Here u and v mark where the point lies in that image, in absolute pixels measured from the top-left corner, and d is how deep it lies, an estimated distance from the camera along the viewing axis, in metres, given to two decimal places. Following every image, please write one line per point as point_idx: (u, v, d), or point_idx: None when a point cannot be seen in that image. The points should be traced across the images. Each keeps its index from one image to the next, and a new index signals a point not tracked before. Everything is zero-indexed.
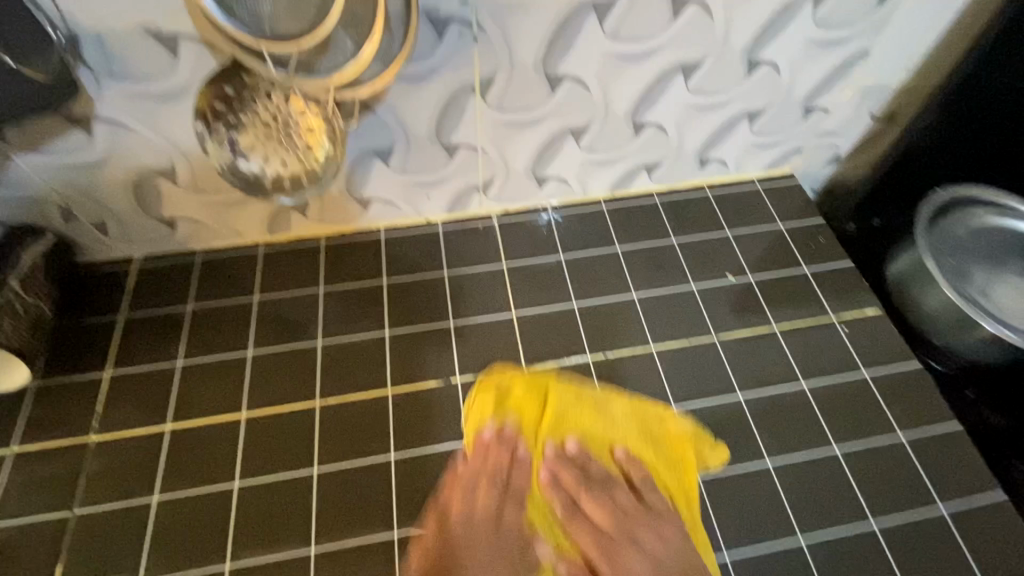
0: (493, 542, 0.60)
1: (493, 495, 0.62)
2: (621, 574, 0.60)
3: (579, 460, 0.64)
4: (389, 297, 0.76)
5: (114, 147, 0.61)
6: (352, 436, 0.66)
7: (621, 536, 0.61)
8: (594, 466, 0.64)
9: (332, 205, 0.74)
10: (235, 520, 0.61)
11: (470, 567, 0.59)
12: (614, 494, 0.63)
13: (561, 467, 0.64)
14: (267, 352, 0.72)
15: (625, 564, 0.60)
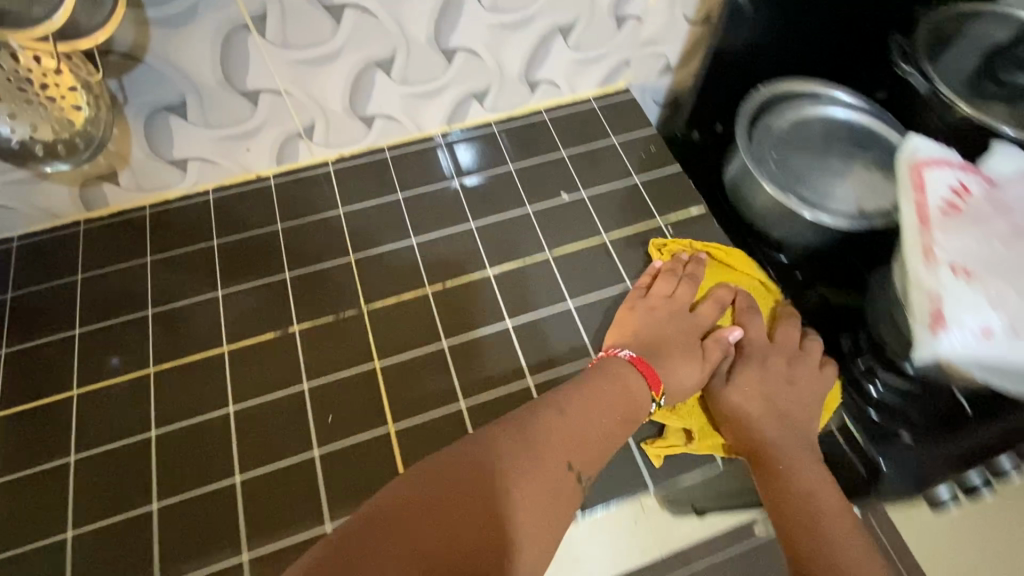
0: (675, 346, 0.67)
1: (671, 316, 0.69)
2: (759, 402, 0.65)
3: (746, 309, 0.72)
4: (222, 257, 0.74)
5: None
6: (186, 397, 0.65)
7: (781, 402, 0.66)
8: (761, 321, 0.72)
9: (145, 171, 0.72)
10: (77, 496, 0.60)
11: (668, 371, 0.65)
12: (782, 350, 0.70)
13: (746, 310, 0.72)
14: (97, 328, 0.69)
15: (773, 395, 0.66)
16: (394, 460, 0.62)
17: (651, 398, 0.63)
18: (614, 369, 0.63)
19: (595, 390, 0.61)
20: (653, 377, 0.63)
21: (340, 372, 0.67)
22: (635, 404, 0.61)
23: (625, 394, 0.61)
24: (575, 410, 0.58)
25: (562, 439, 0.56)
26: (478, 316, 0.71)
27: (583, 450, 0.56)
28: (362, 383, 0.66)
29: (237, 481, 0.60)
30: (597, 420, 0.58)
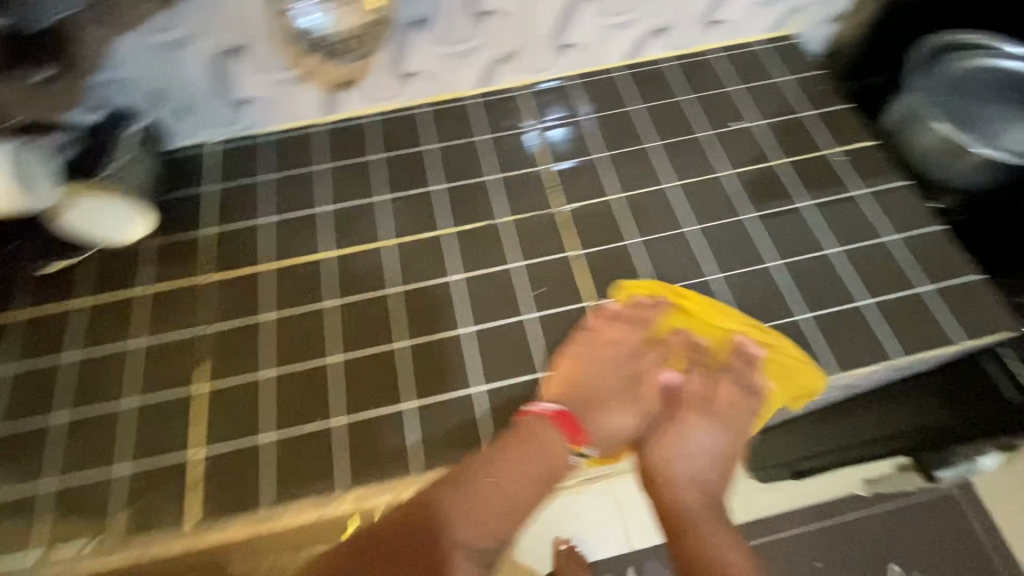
0: (603, 390, 0.72)
1: (617, 359, 0.72)
2: (669, 469, 0.67)
3: (608, 368, 0.72)
4: (437, 160, 0.85)
5: (203, 21, 0.70)
6: (419, 266, 0.77)
7: (687, 453, 0.68)
8: (614, 377, 0.72)
9: (380, 79, 0.83)
10: (338, 331, 0.73)
11: (594, 425, 0.70)
12: (654, 407, 0.72)
13: (657, 354, 0.73)
14: (343, 209, 0.82)
15: (687, 465, 0.67)
16: (595, 328, 0.73)
17: (573, 451, 0.68)
18: (526, 429, 0.66)
19: (491, 470, 0.64)
20: (570, 425, 0.68)
21: (544, 255, 0.77)
22: (563, 463, 0.67)
23: (524, 455, 0.65)
24: (482, 486, 0.63)
25: (470, 513, 0.62)
26: (660, 222, 0.79)
27: (482, 528, 0.63)
28: (560, 267, 0.76)
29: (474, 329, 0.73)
30: (535, 484, 0.65)
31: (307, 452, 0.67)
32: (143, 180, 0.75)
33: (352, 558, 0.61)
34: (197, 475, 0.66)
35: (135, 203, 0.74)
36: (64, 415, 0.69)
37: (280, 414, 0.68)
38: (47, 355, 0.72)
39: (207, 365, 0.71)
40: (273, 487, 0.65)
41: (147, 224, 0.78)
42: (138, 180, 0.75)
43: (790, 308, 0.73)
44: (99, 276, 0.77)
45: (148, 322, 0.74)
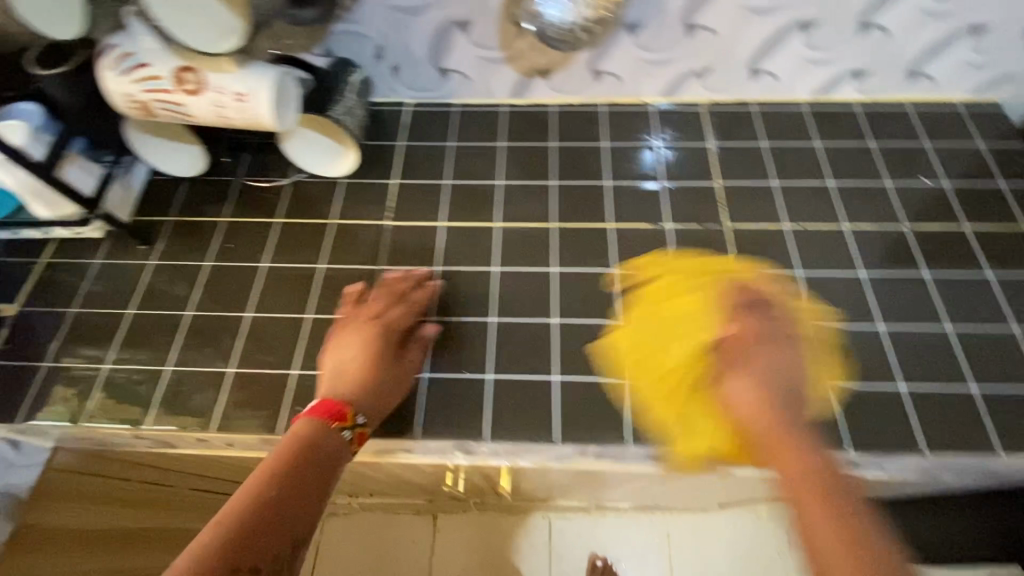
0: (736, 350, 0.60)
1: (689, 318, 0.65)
2: (761, 388, 0.57)
3: (344, 367, 0.64)
4: (611, 157, 0.86)
5: None
6: (579, 252, 0.78)
7: (780, 374, 0.58)
8: (346, 371, 0.64)
9: (574, 73, 0.86)
10: (497, 294, 0.75)
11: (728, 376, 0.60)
12: (377, 354, 0.65)
13: (387, 325, 0.68)
14: (515, 185, 0.85)
15: (767, 374, 0.58)
16: None
17: (340, 429, 0.58)
18: (291, 440, 0.56)
19: (271, 482, 0.51)
20: (335, 411, 0.59)
21: None
22: (333, 449, 0.57)
23: (308, 470, 0.53)
24: (233, 519, 0.48)
25: (246, 532, 0.47)
26: (831, 262, 0.76)
27: (264, 543, 0.48)
28: None
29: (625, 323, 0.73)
30: (292, 514, 0.50)
31: (452, 400, 0.69)
32: (362, 120, 0.82)
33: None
34: None
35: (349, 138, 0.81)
36: (241, 313, 0.75)
37: (433, 359, 0.71)
38: (232, 258, 0.79)
39: None
40: (417, 424, 0.68)
41: (355, 159, 0.83)
42: (359, 118, 0.82)
43: (964, 377, 0.68)
44: (295, 200, 0.83)
45: (331, 249, 0.79)
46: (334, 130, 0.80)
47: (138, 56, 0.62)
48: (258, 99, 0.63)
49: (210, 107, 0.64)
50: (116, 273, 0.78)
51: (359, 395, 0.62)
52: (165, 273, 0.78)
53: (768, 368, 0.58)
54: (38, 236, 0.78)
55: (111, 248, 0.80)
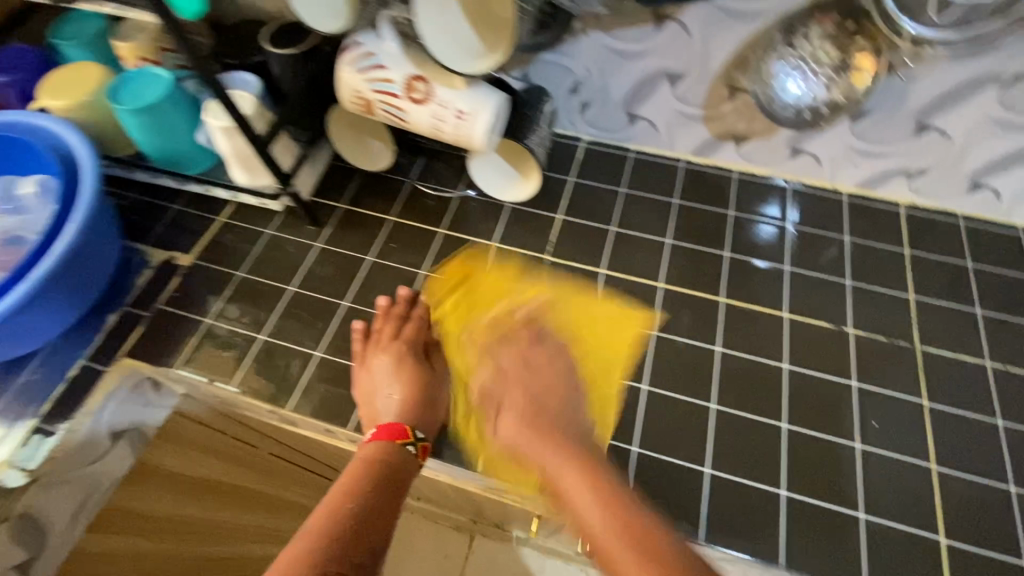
0: (507, 387, 0.60)
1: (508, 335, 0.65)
2: (517, 387, 0.59)
3: (388, 392, 0.64)
4: (792, 241, 0.81)
5: (667, 45, 0.73)
6: (746, 336, 0.73)
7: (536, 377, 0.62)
8: (394, 393, 0.64)
9: (771, 145, 0.82)
10: (651, 359, 0.72)
11: (499, 424, 0.58)
12: (414, 369, 0.66)
13: (409, 342, 0.68)
14: (683, 247, 0.81)
15: (520, 381, 0.60)
16: (928, 496, 0.63)
17: (404, 446, 0.58)
18: (358, 463, 0.54)
19: (350, 495, 0.50)
20: (393, 431, 0.59)
21: (888, 389, 0.69)
22: (400, 467, 0.55)
23: (384, 484, 0.52)
24: (321, 526, 0.46)
25: (337, 534, 0.45)
26: None
27: (353, 548, 0.45)
28: (908, 410, 0.68)
29: (788, 429, 0.67)
30: (373, 521, 0.48)
31: None
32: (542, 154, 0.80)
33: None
34: None
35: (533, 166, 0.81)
36: None
37: None
38: (394, 260, 0.80)
39: None
40: None
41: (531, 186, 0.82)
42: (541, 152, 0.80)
43: None
44: (461, 215, 0.84)
45: (489, 272, 0.79)
46: (515, 158, 0.82)
47: (378, 57, 0.62)
48: (478, 118, 0.63)
49: (430, 118, 0.65)
50: (285, 249, 0.81)
51: (415, 416, 0.62)
52: (329, 259, 0.80)
53: (536, 387, 0.59)
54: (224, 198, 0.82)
55: (283, 223, 0.83)
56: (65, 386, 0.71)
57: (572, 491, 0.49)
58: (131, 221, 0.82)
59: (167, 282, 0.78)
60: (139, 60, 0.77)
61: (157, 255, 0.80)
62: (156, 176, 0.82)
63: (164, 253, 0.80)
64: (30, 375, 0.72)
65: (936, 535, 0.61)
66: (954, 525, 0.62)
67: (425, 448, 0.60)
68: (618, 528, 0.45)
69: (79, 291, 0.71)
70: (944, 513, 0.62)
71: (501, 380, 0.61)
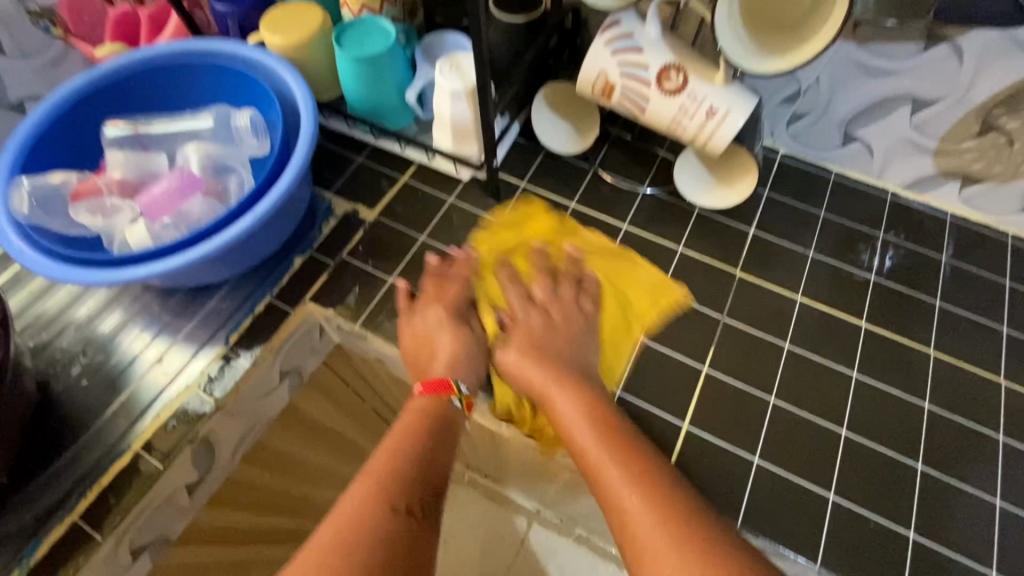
0: (562, 322, 0.66)
1: (569, 281, 0.69)
2: (529, 361, 0.62)
3: (437, 343, 0.67)
4: (1012, 299, 0.74)
5: (927, 68, 0.68)
6: (959, 395, 0.66)
7: (577, 353, 0.64)
8: (442, 348, 0.66)
9: (1005, 191, 0.74)
10: (853, 403, 0.65)
11: (509, 335, 0.66)
12: (461, 328, 0.68)
13: (458, 297, 0.70)
14: (888, 287, 0.75)
15: (538, 344, 0.64)
16: None
17: (451, 396, 0.63)
18: (413, 412, 0.60)
19: (405, 440, 0.57)
20: (438, 385, 0.63)
21: None
22: (443, 420, 0.61)
23: (431, 436, 0.58)
24: (381, 470, 0.54)
25: (386, 479, 0.53)
26: None
27: (407, 489, 0.53)
28: None
29: (1005, 508, 0.60)
30: (419, 463, 0.55)
31: (783, 504, 0.60)
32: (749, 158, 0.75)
33: (348, 536, 0.48)
34: (680, 446, 0.63)
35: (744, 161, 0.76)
36: None
37: (767, 445, 0.63)
38: (576, 248, 0.78)
39: (712, 351, 0.69)
40: (741, 513, 0.59)
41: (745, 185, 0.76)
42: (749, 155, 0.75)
43: None
44: (646, 212, 0.80)
45: (675, 277, 0.75)
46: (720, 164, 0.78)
47: (636, 40, 0.60)
48: (730, 118, 0.60)
49: (676, 111, 0.62)
50: (466, 218, 0.80)
51: (459, 372, 0.65)
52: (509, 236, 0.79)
53: (564, 335, 0.65)
54: (415, 157, 0.82)
55: (465, 192, 0.81)
56: (252, 321, 0.72)
57: (587, 456, 0.53)
58: (318, 169, 0.84)
59: (353, 234, 0.78)
60: (358, 7, 0.75)
61: (341, 206, 0.81)
62: (353, 129, 0.84)
63: (347, 205, 0.81)
64: (217, 304, 0.74)
65: None
66: None
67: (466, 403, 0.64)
68: (648, 499, 0.48)
69: (274, 228, 0.73)
70: None
71: (541, 351, 0.63)
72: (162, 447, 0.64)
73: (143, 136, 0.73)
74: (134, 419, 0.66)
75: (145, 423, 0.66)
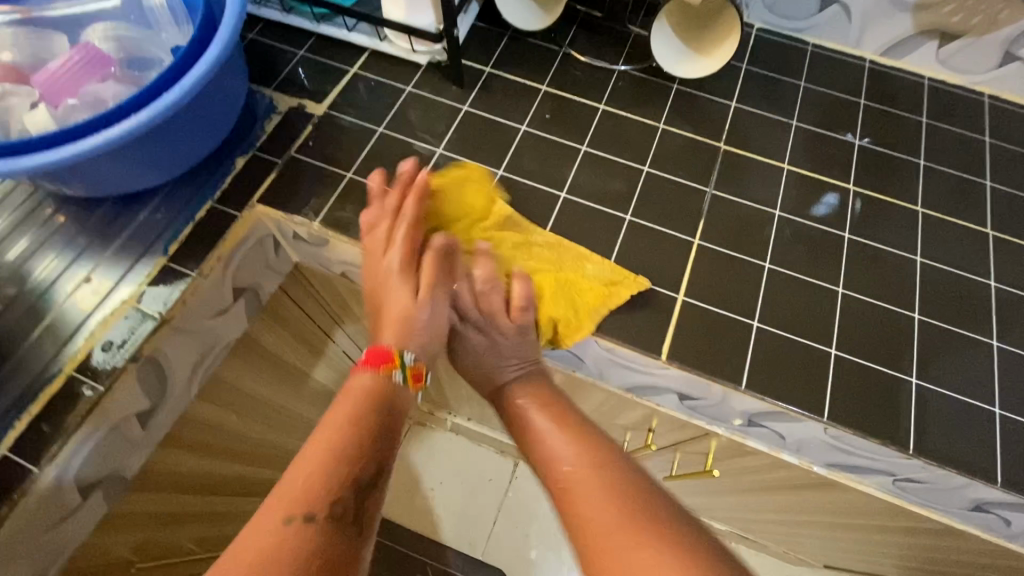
0: (387, 283, 0.52)
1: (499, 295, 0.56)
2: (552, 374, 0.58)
3: (388, 308, 0.51)
4: (991, 155, 0.73)
5: None
6: (946, 248, 0.65)
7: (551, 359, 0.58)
8: (391, 308, 0.51)
9: (983, 45, 0.73)
10: (844, 261, 0.64)
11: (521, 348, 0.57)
12: (416, 278, 0.52)
13: (407, 237, 0.54)
14: (871, 151, 0.72)
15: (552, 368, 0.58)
16: None
17: (389, 374, 0.46)
18: (353, 395, 0.44)
19: (335, 443, 0.40)
20: (379, 355, 0.47)
21: None
22: (385, 398, 0.44)
23: (380, 417, 0.42)
24: (300, 483, 0.37)
25: (303, 496, 0.36)
26: None
27: (354, 476, 0.38)
28: None
29: (999, 346, 0.60)
30: (393, 429, 0.43)
31: (783, 362, 0.58)
32: (726, 29, 0.70)
33: None
34: (676, 316, 0.60)
35: (714, 39, 0.71)
36: (555, 193, 0.68)
37: (764, 307, 0.61)
38: (550, 131, 0.72)
39: (700, 223, 0.66)
40: (744, 373, 0.57)
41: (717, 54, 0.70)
42: (726, 25, 0.70)
43: None
44: (623, 92, 0.75)
45: (657, 154, 0.71)
46: (689, 35, 0.73)
47: None
48: None
49: None
50: (428, 107, 0.73)
51: (405, 330, 0.49)
52: (477, 123, 0.72)
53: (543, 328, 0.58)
54: (363, 43, 0.75)
55: (425, 80, 0.74)
56: (194, 227, 0.63)
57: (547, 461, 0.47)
58: (255, 63, 0.74)
59: (301, 128, 0.70)
60: None
61: (284, 101, 0.72)
62: (290, 16, 0.76)
63: (292, 100, 0.72)
64: (152, 215, 0.64)
65: None
66: None
67: (506, 391, 0.55)
68: (616, 516, 0.40)
69: (208, 120, 0.64)
70: None
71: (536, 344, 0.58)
72: (106, 364, 0.56)
73: (39, 22, 0.62)
74: (64, 341, 0.57)
75: (78, 343, 0.58)
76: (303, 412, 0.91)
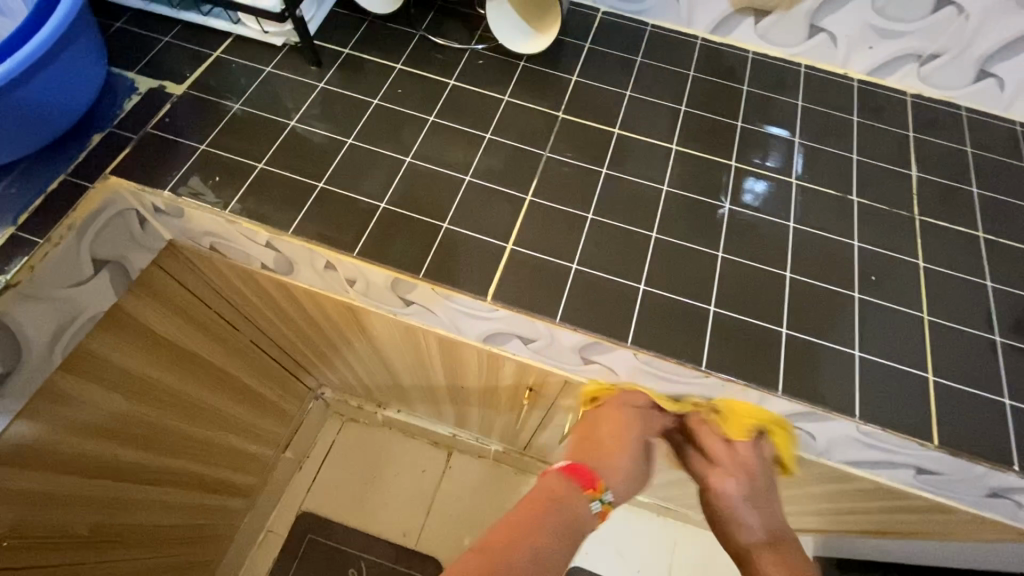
0: (612, 428, 0.68)
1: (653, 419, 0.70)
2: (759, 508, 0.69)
3: (603, 443, 0.68)
4: (803, 116, 0.81)
5: None
6: (754, 197, 0.73)
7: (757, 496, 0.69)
8: (605, 447, 0.67)
9: (790, 20, 0.82)
10: (661, 209, 0.71)
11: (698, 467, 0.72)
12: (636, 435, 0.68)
13: (634, 410, 0.69)
14: (697, 116, 0.80)
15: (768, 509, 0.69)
16: (919, 342, 0.64)
17: (590, 498, 0.61)
18: (543, 495, 0.59)
19: (536, 531, 0.54)
20: (586, 479, 0.63)
21: (893, 251, 0.70)
22: (573, 518, 0.58)
23: (554, 514, 0.57)
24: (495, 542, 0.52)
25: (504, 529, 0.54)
26: None
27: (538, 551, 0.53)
28: (905, 269, 0.68)
29: (791, 277, 0.67)
30: (564, 542, 0.55)
31: (596, 298, 0.64)
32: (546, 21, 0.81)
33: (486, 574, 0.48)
34: (503, 263, 0.66)
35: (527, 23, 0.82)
36: (401, 158, 0.73)
37: (584, 252, 0.67)
38: (401, 104, 0.77)
39: (533, 181, 0.72)
40: (560, 309, 0.63)
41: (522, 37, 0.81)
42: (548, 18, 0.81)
43: None
44: (471, 68, 0.81)
45: (500, 122, 0.77)
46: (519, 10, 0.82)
47: None
48: None
49: None
50: (286, 85, 0.77)
51: (609, 466, 0.66)
52: (332, 99, 0.77)
53: (739, 484, 0.69)
54: (221, 28, 0.80)
55: (284, 62, 0.79)
56: (45, 199, 0.67)
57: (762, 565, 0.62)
58: (117, 48, 0.78)
59: (159, 107, 0.74)
60: None
61: (144, 82, 0.75)
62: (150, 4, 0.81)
63: (152, 81, 0.75)
64: (4, 189, 0.67)
65: (925, 373, 0.62)
66: (946, 366, 0.63)
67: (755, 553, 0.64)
68: None
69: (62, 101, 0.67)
70: (935, 354, 0.63)
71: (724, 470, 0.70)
72: None
73: None
74: None
75: None
76: (210, 402, 0.92)
